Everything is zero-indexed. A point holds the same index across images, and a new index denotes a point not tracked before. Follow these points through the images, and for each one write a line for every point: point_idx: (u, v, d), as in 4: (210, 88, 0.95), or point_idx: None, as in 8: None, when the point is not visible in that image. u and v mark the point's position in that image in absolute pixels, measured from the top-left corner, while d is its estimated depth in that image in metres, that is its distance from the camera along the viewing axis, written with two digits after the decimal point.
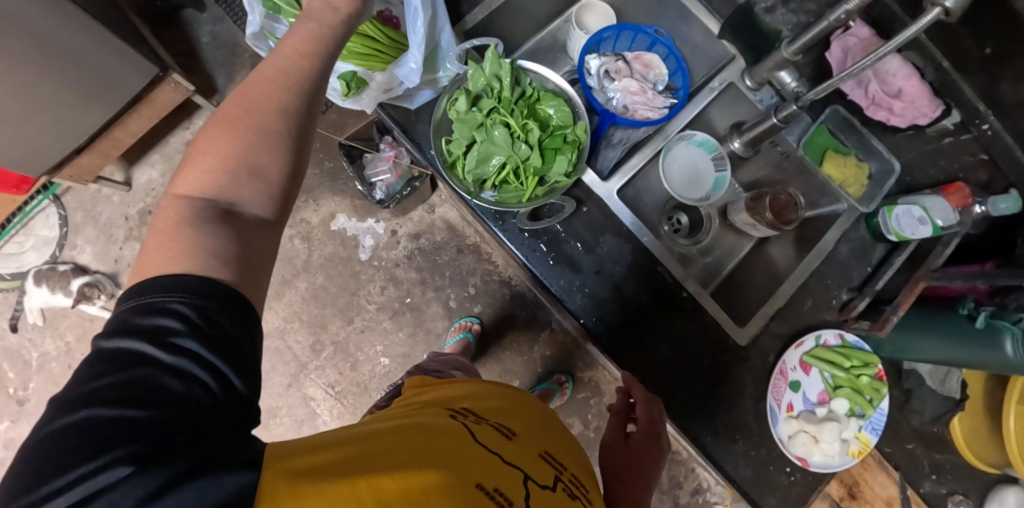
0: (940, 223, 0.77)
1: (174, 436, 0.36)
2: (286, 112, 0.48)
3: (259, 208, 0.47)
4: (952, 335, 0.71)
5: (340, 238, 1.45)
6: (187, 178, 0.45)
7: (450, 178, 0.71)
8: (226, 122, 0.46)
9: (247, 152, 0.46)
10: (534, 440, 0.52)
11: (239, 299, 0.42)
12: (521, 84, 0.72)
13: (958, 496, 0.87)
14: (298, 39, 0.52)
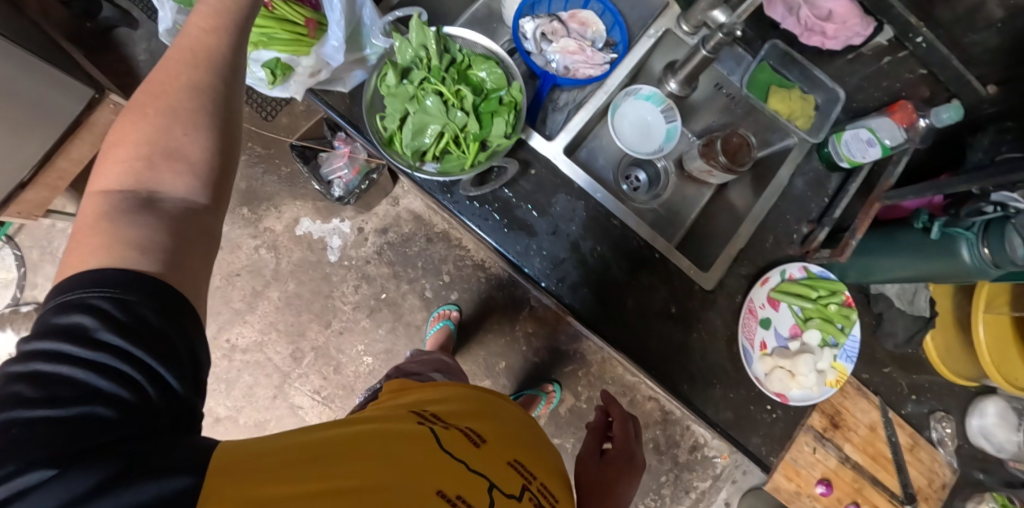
0: (888, 143, 0.78)
1: (100, 434, 0.35)
2: (198, 89, 0.46)
3: (184, 193, 0.45)
4: (912, 250, 0.71)
5: (307, 242, 1.42)
6: (104, 172, 0.44)
7: (391, 154, 0.70)
8: (137, 111, 0.45)
9: (164, 138, 0.44)
10: (504, 442, 0.51)
11: (168, 291, 0.40)
12: (451, 51, 0.71)
13: (940, 413, 0.88)
14: (201, 14, 0.48)
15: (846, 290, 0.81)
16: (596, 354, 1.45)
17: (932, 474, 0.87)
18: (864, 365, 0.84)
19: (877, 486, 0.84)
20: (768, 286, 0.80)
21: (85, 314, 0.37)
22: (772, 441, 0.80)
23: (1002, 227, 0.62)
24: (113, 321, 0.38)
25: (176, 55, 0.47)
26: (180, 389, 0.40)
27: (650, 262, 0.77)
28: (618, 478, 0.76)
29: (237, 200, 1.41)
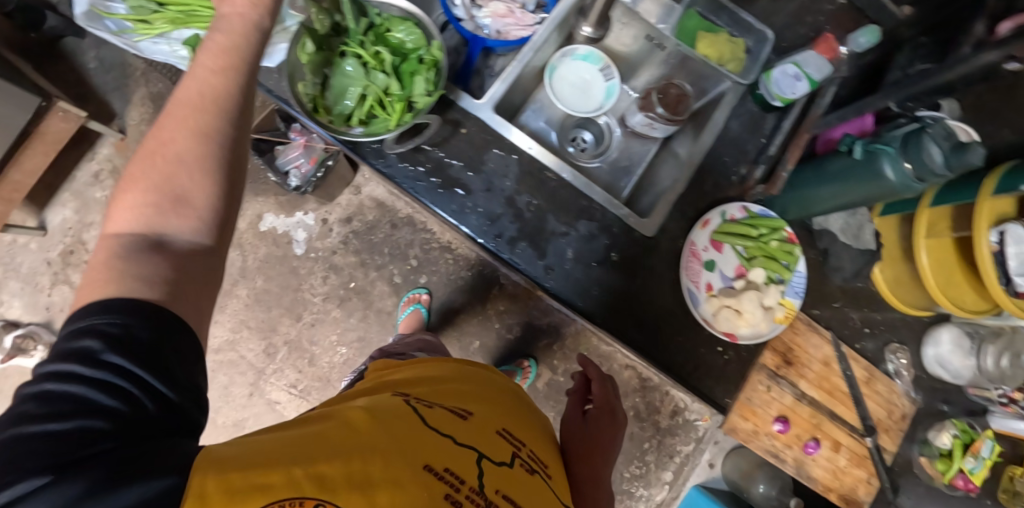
0: (815, 77, 0.79)
1: (96, 444, 0.35)
2: (207, 136, 0.47)
3: (190, 236, 0.45)
4: (844, 176, 0.71)
5: (272, 237, 1.41)
6: (115, 216, 0.44)
7: (319, 122, 0.71)
8: (147, 156, 0.45)
9: (171, 182, 0.45)
10: (493, 419, 0.53)
11: (170, 317, 0.40)
12: (369, 16, 0.72)
13: (894, 344, 0.88)
14: (209, 55, 0.49)
15: (787, 227, 0.82)
16: (570, 327, 1.46)
17: (891, 405, 0.87)
18: (813, 300, 0.85)
19: (836, 420, 0.85)
20: (709, 228, 0.81)
21: (89, 339, 0.37)
22: (726, 382, 0.80)
23: (917, 139, 0.62)
24: (121, 341, 0.38)
25: (183, 96, 0.47)
26: (181, 402, 0.40)
27: (588, 212, 0.78)
28: (601, 441, 0.74)
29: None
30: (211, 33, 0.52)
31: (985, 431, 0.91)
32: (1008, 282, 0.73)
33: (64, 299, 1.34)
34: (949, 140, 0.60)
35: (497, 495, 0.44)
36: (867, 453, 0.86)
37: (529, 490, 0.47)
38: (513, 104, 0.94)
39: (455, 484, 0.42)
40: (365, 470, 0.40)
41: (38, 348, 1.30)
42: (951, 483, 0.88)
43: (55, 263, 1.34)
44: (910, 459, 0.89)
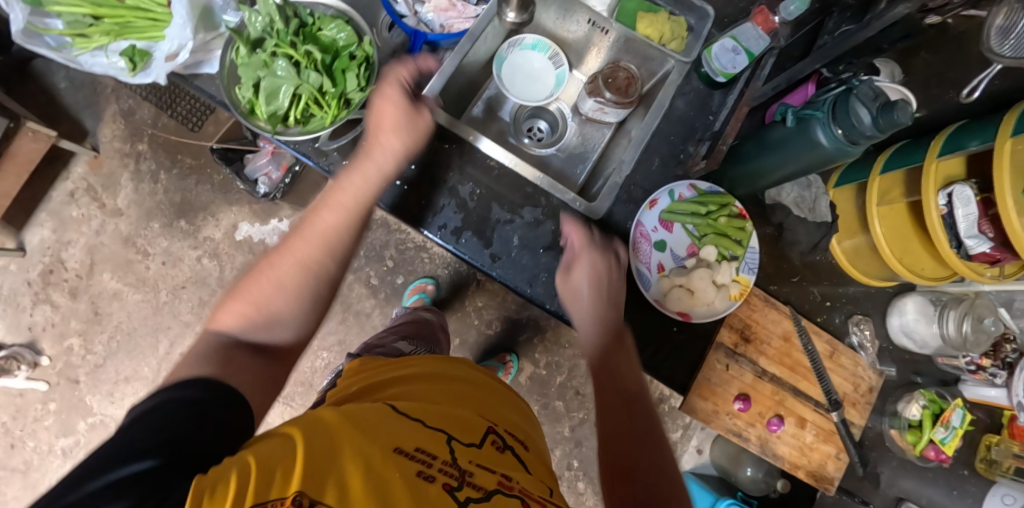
0: (754, 51, 0.79)
1: (190, 442, 0.44)
2: (311, 271, 0.64)
3: (275, 341, 0.61)
4: (781, 147, 0.70)
5: (248, 246, 1.39)
6: (225, 317, 0.60)
7: (255, 125, 0.71)
8: (265, 276, 0.62)
9: (268, 302, 0.61)
10: (466, 409, 0.56)
11: (235, 397, 0.51)
12: (299, 16, 0.73)
13: (856, 315, 0.87)
14: (342, 195, 0.68)
15: (738, 203, 0.81)
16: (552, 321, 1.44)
17: (857, 378, 0.86)
18: (769, 276, 0.84)
19: (799, 395, 0.84)
20: (657, 209, 0.81)
21: (179, 402, 0.47)
22: (682, 362, 0.79)
23: (845, 101, 0.62)
24: (196, 397, 0.49)
25: (312, 229, 0.66)
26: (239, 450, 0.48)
27: (533, 198, 0.79)
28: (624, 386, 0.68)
29: (172, 213, 1.38)
30: (343, 174, 0.70)
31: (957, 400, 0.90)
32: (960, 244, 0.72)
33: (47, 318, 1.35)
34: (877, 100, 0.60)
35: (471, 466, 0.47)
36: (834, 428, 0.84)
37: (504, 463, 0.50)
38: (464, 97, 0.94)
39: (424, 461, 0.46)
40: (350, 463, 0.43)
41: (22, 368, 1.31)
42: (923, 454, 0.86)
43: (36, 283, 1.36)
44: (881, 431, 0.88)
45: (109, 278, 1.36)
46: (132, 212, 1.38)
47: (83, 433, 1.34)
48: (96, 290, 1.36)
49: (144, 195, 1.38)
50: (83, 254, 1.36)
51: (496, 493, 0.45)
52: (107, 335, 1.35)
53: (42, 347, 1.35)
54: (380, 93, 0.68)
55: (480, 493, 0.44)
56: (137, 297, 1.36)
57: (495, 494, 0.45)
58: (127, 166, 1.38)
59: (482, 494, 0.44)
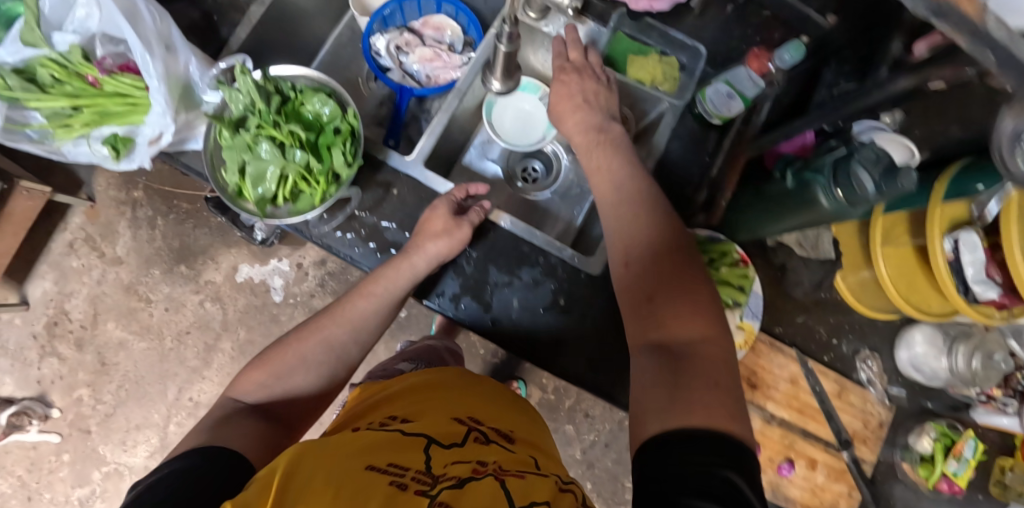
0: (749, 95, 0.77)
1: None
2: (330, 345, 0.70)
3: (288, 405, 0.67)
4: (783, 202, 0.69)
5: (249, 288, 1.39)
6: (245, 384, 0.66)
7: (242, 207, 0.70)
8: (285, 348, 0.68)
9: (286, 373, 0.67)
10: (437, 417, 0.63)
11: (237, 462, 0.54)
12: (281, 92, 0.72)
13: (863, 352, 0.86)
14: (372, 284, 0.72)
15: (738, 248, 0.80)
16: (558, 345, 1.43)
17: (867, 415, 0.85)
18: (774, 319, 0.83)
19: (808, 436, 0.83)
20: None
21: (174, 475, 0.50)
22: None
23: (848, 163, 0.60)
24: (191, 469, 0.51)
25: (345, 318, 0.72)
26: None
27: (529, 257, 0.78)
28: (669, 275, 0.61)
29: (172, 258, 1.38)
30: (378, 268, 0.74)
31: (969, 428, 0.89)
32: (968, 290, 0.70)
33: (55, 370, 1.36)
34: (878, 164, 0.58)
35: (446, 467, 0.53)
36: (844, 467, 0.84)
37: (475, 453, 0.56)
38: (455, 146, 0.92)
39: (400, 471, 0.51)
40: (328, 477, 0.48)
41: (34, 422, 1.32)
42: (937, 487, 0.85)
43: (42, 336, 1.36)
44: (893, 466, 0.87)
45: (113, 327, 1.36)
46: (132, 259, 1.37)
47: (99, 482, 1.34)
48: (102, 340, 1.36)
49: (143, 242, 1.38)
50: (86, 304, 1.36)
51: (471, 479, 0.50)
52: (115, 384, 1.36)
53: (53, 399, 1.35)
54: (432, 207, 0.74)
55: (455, 481, 0.50)
56: (143, 344, 1.36)
57: (468, 480, 0.50)
58: (124, 213, 1.37)
59: (456, 481, 0.50)
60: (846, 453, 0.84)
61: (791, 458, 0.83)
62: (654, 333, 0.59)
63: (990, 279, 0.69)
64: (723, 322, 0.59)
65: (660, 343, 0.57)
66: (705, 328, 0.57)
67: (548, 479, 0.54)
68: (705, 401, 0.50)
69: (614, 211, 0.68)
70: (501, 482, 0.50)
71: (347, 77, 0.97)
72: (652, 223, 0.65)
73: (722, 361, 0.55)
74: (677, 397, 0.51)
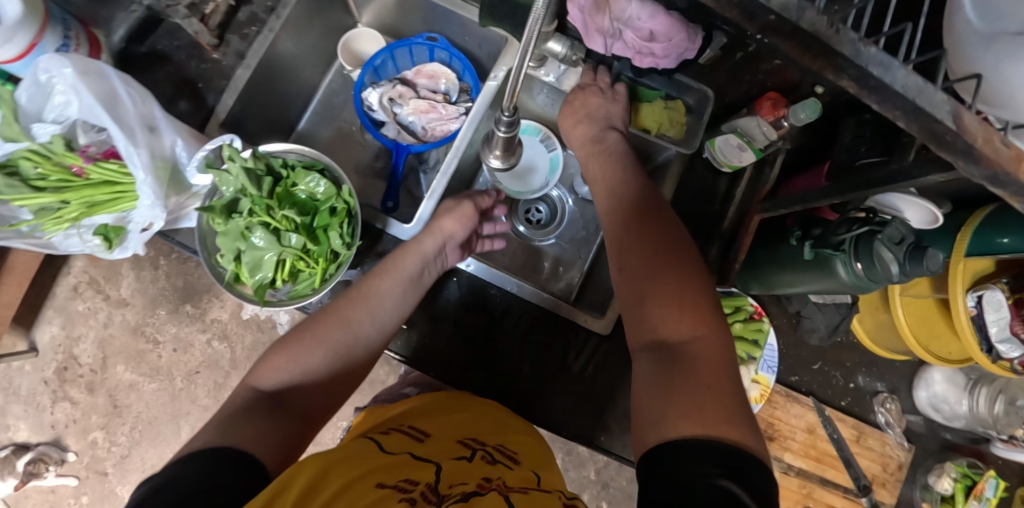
0: (759, 147, 0.74)
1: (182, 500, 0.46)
2: (348, 329, 0.67)
3: (306, 397, 0.64)
4: (797, 268, 0.67)
5: (256, 324, 1.30)
6: (262, 374, 0.63)
7: (238, 292, 0.69)
8: (302, 335, 0.66)
9: (302, 359, 0.64)
10: (445, 437, 0.63)
11: (249, 456, 0.53)
12: (273, 170, 0.69)
13: (882, 394, 0.85)
14: (393, 263, 0.70)
15: (751, 300, 0.78)
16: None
17: (886, 458, 0.84)
18: (789, 367, 0.82)
19: (828, 483, 0.82)
20: None
21: (187, 465, 0.50)
22: None
23: (869, 239, 0.58)
24: (203, 459, 0.51)
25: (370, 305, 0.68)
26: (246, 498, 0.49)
27: (540, 322, 0.79)
28: (667, 265, 0.56)
29: (177, 297, 1.29)
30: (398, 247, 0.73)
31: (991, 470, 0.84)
32: (991, 346, 0.67)
33: (70, 414, 1.28)
34: (902, 244, 0.57)
35: (452, 485, 0.52)
36: None
37: (480, 471, 0.56)
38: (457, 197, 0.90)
39: (411, 485, 0.52)
40: (345, 489, 0.50)
41: (51, 468, 1.25)
42: None
43: (54, 380, 1.28)
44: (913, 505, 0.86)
45: (123, 370, 1.28)
46: (137, 300, 1.28)
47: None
48: (112, 384, 1.28)
49: (146, 283, 1.28)
50: (94, 348, 1.28)
51: (475, 495, 0.50)
52: (129, 426, 1.28)
53: (69, 443, 1.29)
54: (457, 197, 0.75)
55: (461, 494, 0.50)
56: (153, 386, 1.29)
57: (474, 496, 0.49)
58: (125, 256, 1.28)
59: (465, 495, 0.49)
60: (867, 498, 0.82)
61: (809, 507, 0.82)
62: (650, 329, 0.54)
63: (1015, 337, 0.66)
64: (718, 317, 0.55)
65: (648, 340, 0.54)
66: (703, 298, 0.55)
67: (555, 498, 0.53)
68: (709, 403, 0.46)
69: (613, 219, 0.64)
70: (507, 496, 0.49)
71: (341, 128, 0.95)
72: (655, 224, 0.60)
73: (719, 358, 0.51)
74: (670, 403, 0.47)
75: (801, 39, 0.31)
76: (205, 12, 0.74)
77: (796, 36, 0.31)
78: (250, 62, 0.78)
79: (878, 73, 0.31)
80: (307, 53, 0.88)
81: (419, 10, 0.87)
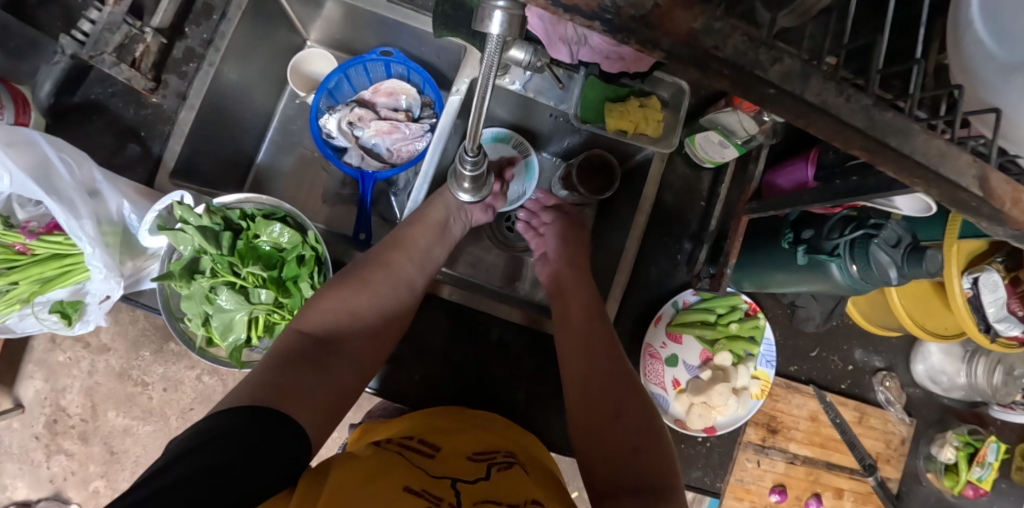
0: (739, 143, 0.70)
1: (228, 464, 0.43)
2: (395, 278, 0.68)
3: (359, 343, 0.62)
4: (790, 270, 0.66)
5: None
6: (308, 318, 0.61)
7: (213, 355, 0.67)
8: (350, 279, 0.65)
9: (349, 303, 0.63)
10: (460, 450, 0.60)
11: (291, 418, 0.51)
12: (232, 222, 0.66)
13: (881, 372, 0.84)
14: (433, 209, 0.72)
15: (745, 297, 0.77)
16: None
17: (888, 434, 0.84)
18: (789, 358, 0.81)
19: (835, 465, 0.83)
20: (662, 325, 0.77)
21: (235, 419, 0.47)
22: (714, 469, 0.77)
23: (865, 241, 0.57)
24: (250, 416, 0.48)
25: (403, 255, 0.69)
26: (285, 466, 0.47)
27: (535, 344, 0.77)
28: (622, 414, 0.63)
29: (161, 335, 1.07)
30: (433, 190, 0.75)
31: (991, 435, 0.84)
32: (989, 327, 0.66)
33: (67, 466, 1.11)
34: (899, 246, 0.56)
35: (476, 504, 0.50)
36: (871, 490, 0.84)
37: (506, 486, 0.53)
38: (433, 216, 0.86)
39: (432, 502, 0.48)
40: (373, 494, 0.46)
41: None
42: (962, 492, 0.86)
43: (46, 436, 1.09)
44: (918, 477, 0.87)
45: (116, 415, 1.09)
46: (119, 345, 1.07)
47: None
48: (106, 430, 1.09)
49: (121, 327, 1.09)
50: (83, 397, 1.08)
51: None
52: (130, 472, 1.10)
53: (72, 497, 1.11)
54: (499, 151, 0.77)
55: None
56: (149, 428, 1.09)
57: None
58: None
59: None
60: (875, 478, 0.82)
61: (817, 493, 0.83)
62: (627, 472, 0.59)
63: (1012, 315, 0.65)
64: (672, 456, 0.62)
65: (622, 484, 0.58)
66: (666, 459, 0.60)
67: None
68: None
69: (577, 354, 0.68)
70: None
71: (301, 155, 0.90)
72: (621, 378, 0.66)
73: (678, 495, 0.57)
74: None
75: (804, 106, 0.31)
76: (135, 55, 0.70)
77: (795, 104, 0.31)
78: (193, 102, 0.73)
79: (895, 142, 0.32)
80: (257, 82, 0.83)
81: (369, 25, 0.82)
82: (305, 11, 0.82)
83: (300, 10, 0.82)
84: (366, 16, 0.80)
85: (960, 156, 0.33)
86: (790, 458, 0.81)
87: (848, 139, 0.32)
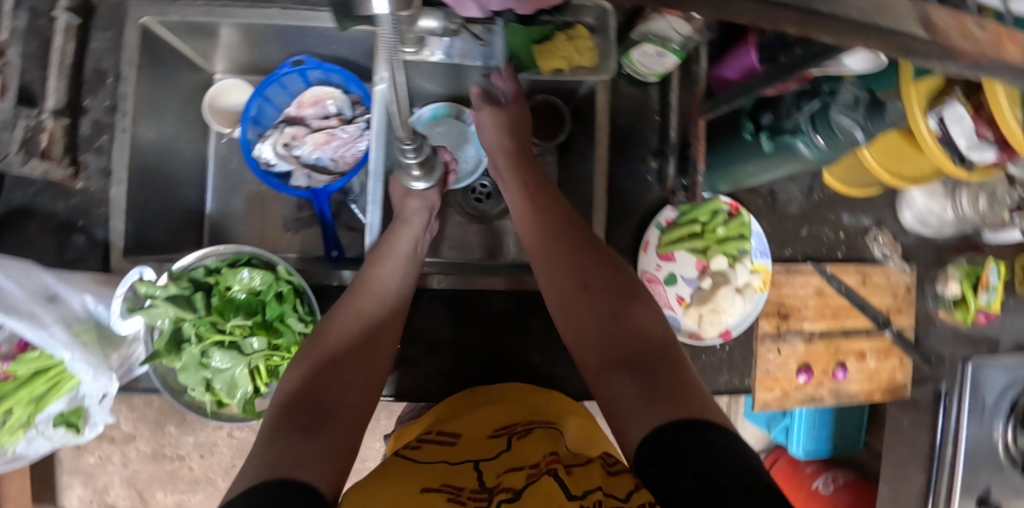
0: (676, 50, 0.68)
1: None
2: (377, 301, 0.64)
3: (361, 373, 0.58)
4: (758, 159, 0.65)
5: None
6: (294, 364, 0.57)
7: (226, 415, 0.66)
8: (332, 313, 0.62)
9: (335, 335, 0.60)
10: (479, 433, 0.60)
11: (305, 475, 0.46)
12: (200, 281, 0.64)
13: (872, 229, 0.85)
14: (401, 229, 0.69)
15: (725, 198, 0.76)
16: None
17: (893, 287, 0.86)
18: (784, 242, 0.81)
19: (853, 330, 0.84)
20: (651, 250, 0.76)
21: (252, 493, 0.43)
22: (738, 368, 0.79)
23: (824, 109, 0.57)
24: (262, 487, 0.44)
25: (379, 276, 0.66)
26: None
27: (536, 304, 0.76)
28: (614, 306, 0.58)
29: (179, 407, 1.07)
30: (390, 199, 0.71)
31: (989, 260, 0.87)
32: (964, 157, 0.66)
33: None
34: (859, 105, 0.55)
35: (501, 478, 0.50)
36: (891, 343, 0.86)
37: (528, 452, 0.53)
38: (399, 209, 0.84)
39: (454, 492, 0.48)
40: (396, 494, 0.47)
41: None
42: (975, 321, 0.88)
43: None
44: (932, 316, 0.90)
45: (163, 495, 1.09)
46: (141, 430, 1.06)
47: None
48: None
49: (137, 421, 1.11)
50: (126, 489, 1.08)
51: (525, 486, 0.47)
52: None
53: None
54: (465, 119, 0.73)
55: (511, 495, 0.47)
56: (200, 497, 1.10)
57: (523, 488, 0.46)
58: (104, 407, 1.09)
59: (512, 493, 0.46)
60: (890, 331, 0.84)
61: (842, 362, 0.84)
62: (629, 344, 0.55)
63: (983, 140, 0.65)
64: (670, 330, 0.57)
65: (626, 358, 0.54)
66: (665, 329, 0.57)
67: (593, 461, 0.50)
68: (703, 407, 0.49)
69: (545, 257, 0.63)
70: (554, 476, 0.46)
71: (248, 192, 0.87)
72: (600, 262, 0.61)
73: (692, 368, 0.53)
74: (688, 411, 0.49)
75: None
76: (43, 146, 0.68)
77: None
78: (119, 174, 0.70)
79: (831, 9, 0.31)
80: (178, 132, 0.80)
81: (268, 40, 0.78)
82: (200, 45, 0.78)
83: (194, 45, 0.78)
84: (261, 31, 0.76)
85: (899, 3, 0.32)
86: (809, 339, 0.82)
87: (782, 18, 0.31)
